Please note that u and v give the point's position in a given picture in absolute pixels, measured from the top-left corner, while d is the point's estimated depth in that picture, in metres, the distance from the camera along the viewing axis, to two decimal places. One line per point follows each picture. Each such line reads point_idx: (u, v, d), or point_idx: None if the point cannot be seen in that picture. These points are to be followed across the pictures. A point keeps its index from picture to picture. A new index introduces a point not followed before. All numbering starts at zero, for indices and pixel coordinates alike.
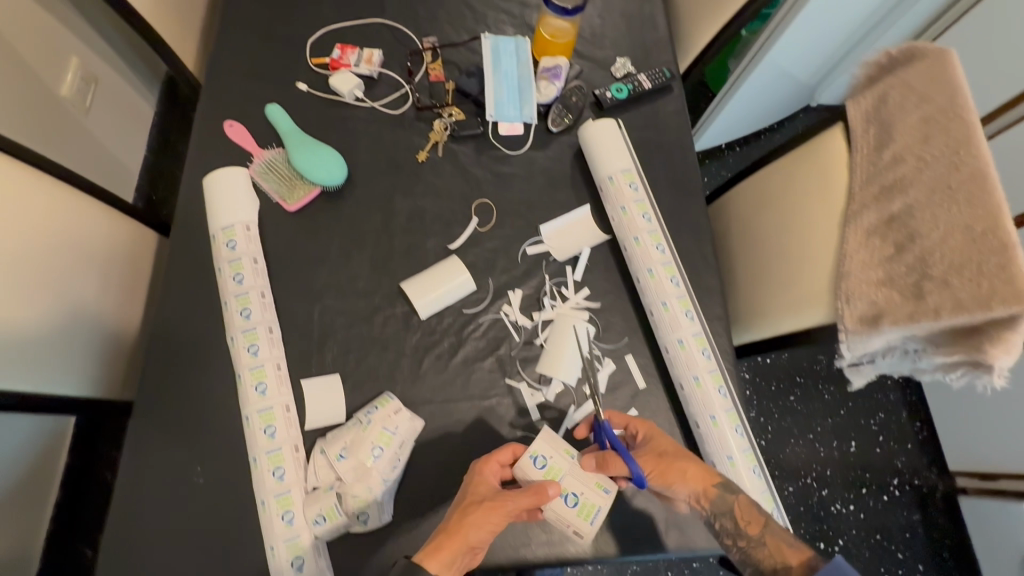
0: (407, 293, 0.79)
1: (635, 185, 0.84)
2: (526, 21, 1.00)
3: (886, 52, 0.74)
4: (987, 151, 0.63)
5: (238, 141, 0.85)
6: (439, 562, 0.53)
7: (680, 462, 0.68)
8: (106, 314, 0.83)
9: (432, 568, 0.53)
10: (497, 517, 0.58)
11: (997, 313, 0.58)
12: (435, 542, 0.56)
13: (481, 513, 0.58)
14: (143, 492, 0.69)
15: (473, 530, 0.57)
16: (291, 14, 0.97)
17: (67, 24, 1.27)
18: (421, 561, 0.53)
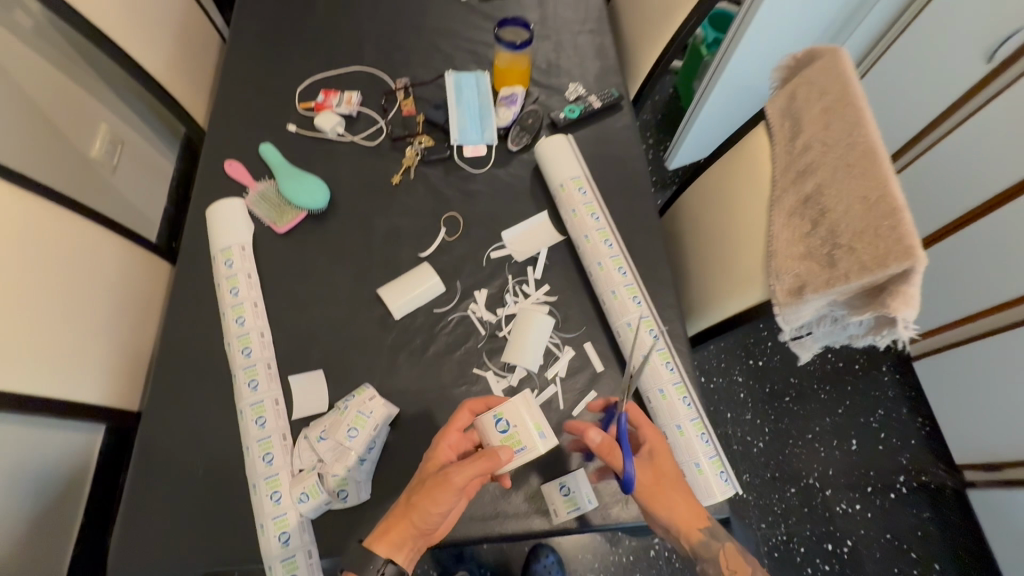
0: (383, 297, 0.89)
1: (584, 190, 0.93)
2: (486, 58, 1.15)
3: (792, 57, 0.85)
4: (875, 130, 0.71)
5: (237, 177, 0.98)
6: (385, 545, 0.61)
7: (670, 494, 0.70)
8: (123, 333, 0.94)
9: (380, 550, 0.61)
10: (443, 496, 0.61)
11: (894, 270, 0.64)
12: (389, 523, 0.63)
13: (425, 493, 0.62)
14: (143, 482, 0.76)
15: (416, 512, 0.62)
16: (283, 70, 1.12)
17: (99, 96, 1.46)
18: (370, 547, 0.61)
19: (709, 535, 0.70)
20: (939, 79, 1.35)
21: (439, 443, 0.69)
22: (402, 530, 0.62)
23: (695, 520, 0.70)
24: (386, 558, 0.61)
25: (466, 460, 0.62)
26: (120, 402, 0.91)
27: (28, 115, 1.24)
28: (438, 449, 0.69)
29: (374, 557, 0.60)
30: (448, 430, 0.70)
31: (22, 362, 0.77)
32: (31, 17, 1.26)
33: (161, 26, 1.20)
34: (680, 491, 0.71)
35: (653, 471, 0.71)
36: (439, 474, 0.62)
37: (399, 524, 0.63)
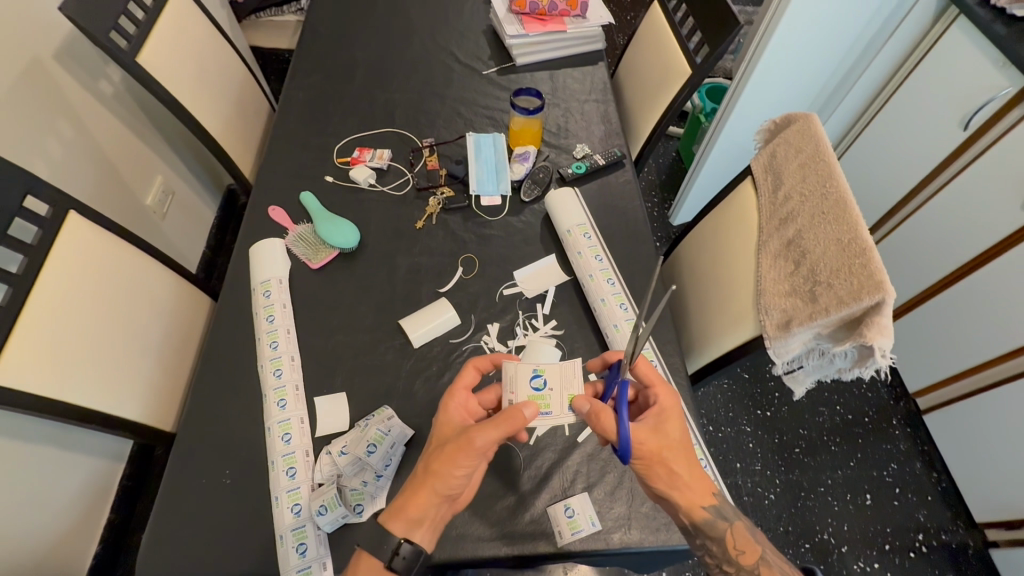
0: (404, 327, 0.97)
1: (589, 235, 1.03)
2: (502, 122, 1.30)
3: (772, 121, 0.97)
4: (845, 182, 0.80)
5: (278, 220, 1.10)
6: (399, 522, 0.65)
7: (672, 465, 0.71)
8: (166, 356, 1.03)
9: (394, 527, 0.65)
10: (466, 459, 0.66)
11: (868, 302, 0.70)
12: (403, 500, 0.67)
13: (447, 459, 0.66)
14: (172, 492, 0.81)
15: (435, 480, 0.66)
16: (324, 130, 1.28)
17: (160, 153, 1.65)
18: (385, 525, 0.65)
19: (714, 513, 0.72)
20: (929, 141, 1.50)
21: (447, 407, 0.73)
22: (418, 505, 0.66)
23: (699, 496, 0.71)
24: (402, 538, 0.65)
25: (485, 424, 0.67)
26: (157, 421, 0.98)
27: (100, 166, 1.41)
28: (447, 413, 0.73)
29: (388, 536, 0.65)
30: (456, 392, 0.74)
31: (72, 375, 0.85)
32: (112, 85, 1.46)
33: (223, 94, 1.38)
34: (683, 463, 0.71)
35: (654, 439, 0.71)
36: (460, 439, 0.67)
37: (414, 500, 0.66)
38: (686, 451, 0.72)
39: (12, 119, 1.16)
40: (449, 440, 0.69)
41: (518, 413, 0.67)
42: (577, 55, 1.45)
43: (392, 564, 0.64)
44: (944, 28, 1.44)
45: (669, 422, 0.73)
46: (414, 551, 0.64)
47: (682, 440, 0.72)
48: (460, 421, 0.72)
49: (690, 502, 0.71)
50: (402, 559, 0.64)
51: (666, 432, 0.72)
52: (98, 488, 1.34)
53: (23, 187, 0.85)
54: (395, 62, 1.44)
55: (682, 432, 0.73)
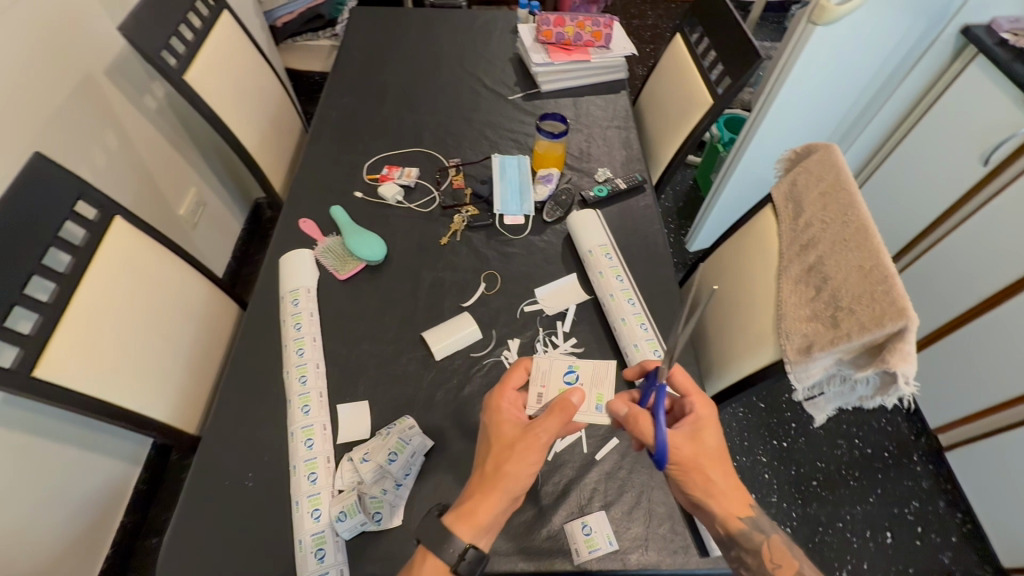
0: (427, 340, 0.99)
1: (610, 255, 1.05)
2: (526, 145, 1.34)
3: (793, 150, 0.99)
4: (866, 210, 0.81)
5: (308, 232, 1.14)
6: (467, 523, 0.64)
7: (708, 472, 0.72)
8: (195, 359, 1.05)
9: (463, 529, 0.64)
10: (533, 454, 0.68)
11: (890, 329, 0.71)
12: (468, 505, 0.66)
13: (516, 458, 0.67)
14: (196, 493, 0.83)
15: (506, 481, 0.66)
16: (355, 148, 1.33)
17: (195, 166, 1.72)
18: (451, 527, 0.64)
19: (750, 525, 0.73)
20: (948, 176, 1.52)
21: (499, 407, 0.73)
22: (488, 509, 0.65)
23: (734, 505, 0.73)
24: (467, 544, 0.64)
25: (545, 416, 0.69)
26: (182, 422, 1.00)
27: (140, 176, 1.47)
28: (500, 412, 0.72)
29: (453, 540, 0.63)
30: (504, 391, 0.74)
31: (107, 372, 0.88)
32: (156, 101, 1.54)
33: (260, 112, 1.45)
34: (719, 471, 0.72)
35: (691, 446, 0.72)
36: (526, 435, 0.68)
37: (483, 503, 0.66)
38: (722, 459, 0.73)
39: (65, 129, 1.22)
40: (511, 439, 0.69)
41: (570, 400, 0.70)
42: (600, 84, 1.50)
43: (457, 568, 0.63)
44: (962, 66, 1.46)
45: (704, 431, 0.74)
46: (478, 556, 0.64)
47: (718, 450, 0.73)
48: (516, 419, 0.72)
49: (725, 511, 0.72)
50: (467, 563, 0.64)
51: (702, 440, 0.73)
52: (115, 491, 1.36)
53: (75, 192, 0.90)
54: (425, 86, 1.50)
55: (718, 441, 0.74)
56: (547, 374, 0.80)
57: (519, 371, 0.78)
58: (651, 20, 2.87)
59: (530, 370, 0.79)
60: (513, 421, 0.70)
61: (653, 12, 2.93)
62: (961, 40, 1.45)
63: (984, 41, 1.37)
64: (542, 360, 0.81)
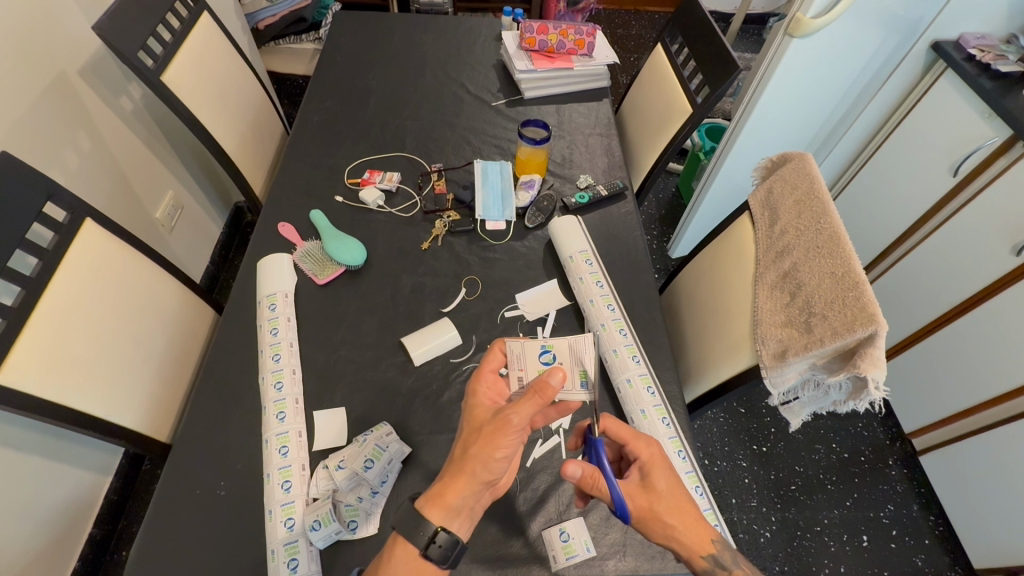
0: (406, 345, 0.98)
1: (590, 262, 1.06)
2: (509, 151, 1.35)
3: (769, 159, 1.01)
4: (838, 219, 0.82)
5: (287, 236, 1.13)
6: (437, 510, 0.65)
7: (666, 519, 0.72)
8: (169, 367, 1.03)
9: (433, 514, 0.65)
10: (505, 438, 0.66)
11: (861, 334, 0.72)
12: (440, 488, 0.67)
13: (484, 439, 0.67)
14: (166, 503, 0.80)
15: (475, 465, 0.66)
16: (336, 152, 1.32)
17: (172, 169, 1.68)
18: (422, 512, 0.66)
19: (713, 563, 0.72)
20: (921, 185, 1.56)
21: (476, 391, 0.75)
22: (456, 492, 0.66)
23: (696, 544, 0.72)
24: (437, 527, 0.65)
25: (520, 400, 0.67)
26: (153, 430, 0.97)
27: (114, 177, 1.44)
28: (477, 396, 0.74)
29: (424, 524, 0.65)
30: (482, 374, 0.76)
31: (76, 379, 0.85)
32: (132, 101, 1.51)
33: (240, 113, 1.43)
34: (676, 513, 0.73)
35: (642, 495, 0.74)
36: (496, 419, 0.67)
37: (453, 487, 0.67)
38: (677, 502, 0.74)
39: (35, 129, 1.19)
40: (481, 422, 0.70)
41: (548, 382, 0.67)
42: (583, 92, 1.51)
43: (428, 552, 0.65)
44: (932, 80, 1.51)
45: (655, 475, 0.75)
46: (450, 540, 0.65)
47: (672, 492, 0.74)
48: (490, 403, 0.73)
49: (690, 551, 0.72)
50: (438, 547, 0.65)
51: (651, 486, 0.74)
52: (82, 502, 1.31)
53: (45, 192, 0.88)
54: (408, 91, 1.50)
55: (669, 481, 0.75)
56: (524, 358, 0.79)
57: (496, 354, 0.80)
58: (635, 30, 2.91)
59: (507, 352, 0.81)
60: (486, 405, 0.72)
61: (638, 22, 2.97)
62: (931, 55, 1.50)
63: (953, 57, 1.41)
64: (517, 343, 0.80)
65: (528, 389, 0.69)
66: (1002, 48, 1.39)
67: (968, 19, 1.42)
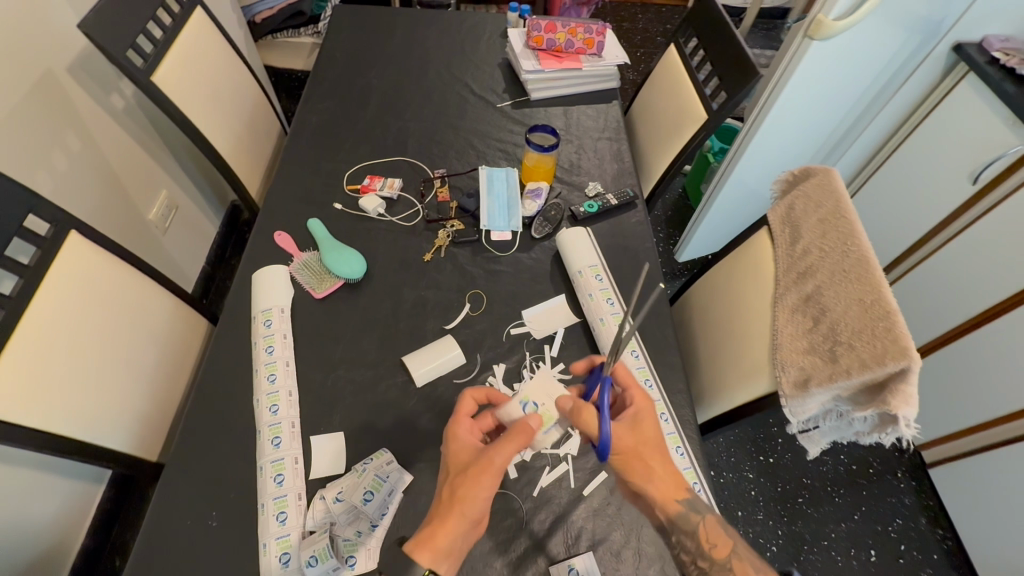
0: (407, 365, 0.94)
1: (600, 277, 1.02)
2: (515, 156, 1.30)
3: (790, 172, 0.96)
4: (867, 242, 0.78)
5: (284, 247, 1.08)
6: (427, 553, 0.62)
7: (649, 458, 0.73)
8: (158, 386, 0.99)
9: (422, 558, 0.61)
10: (490, 479, 0.65)
11: (891, 368, 0.68)
12: (428, 530, 0.64)
13: (470, 480, 0.64)
14: (156, 534, 0.77)
15: (462, 507, 0.64)
16: (335, 155, 1.27)
17: (166, 169, 1.63)
18: (412, 556, 0.62)
19: (687, 506, 0.74)
20: (939, 192, 1.51)
21: (455, 431, 0.70)
22: (445, 535, 0.63)
23: (672, 488, 0.74)
24: (427, 569, 0.61)
25: (501, 440, 0.66)
26: (142, 451, 0.93)
27: (105, 180, 1.39)
28: (456, 437, 0.70)
29: (414, 567, 0.61)
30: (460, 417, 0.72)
31: (58, 404, 0.81)
32: (124, 99, 1.45)
33: (235, 113, 1.37)
34: (658, 457, 0.74)
35: (629, 435, 0.73)
36: (480, 461, 0.65)
37: (441, 528, 0.63)
38: (660, 449, 0.74)
39: (21, 130, 1.14)
40: (466, 464, 0.67)
41: (529, 425, 0.67)
42: (592, 93, 1.46)
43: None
44: (954, 83, 1.45)
45: (645, 422, 0.75)
46: None
47: (658, 437, 0.74)
48: (474, 441, 0.70)
49: (663, 496, 0.73)
50: None
51: (641, 428, 0.74)
52: (72, 514, 1.27)
53: (26, 205, 0.83)
54: (410, 90, 1.44)
55: (658, 430, 0.75)
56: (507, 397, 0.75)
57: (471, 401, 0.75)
58: (642, 24, 2.84)
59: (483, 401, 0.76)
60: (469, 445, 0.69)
61: (645, 15, 2.90)
62: (952, 56, 1.44)
63: (975, 60, 1.35)
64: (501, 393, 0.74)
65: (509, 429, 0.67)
66: None
67: (991, 19, 1.36)
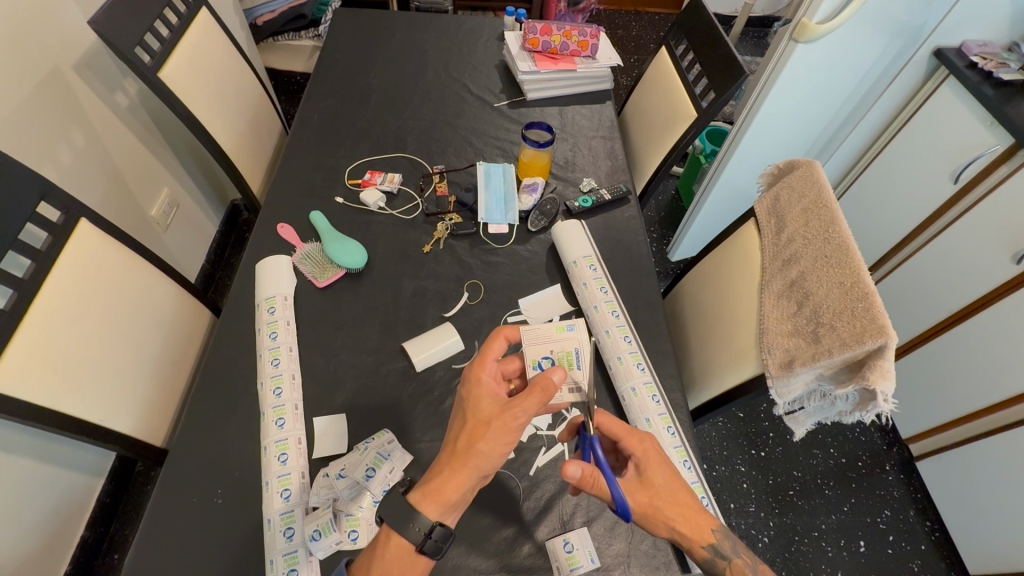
0: (408, 350, 0.96)
1: (594, 267, 1.05)
2: (512, 153, 1.34)
3: (776, 165, 1.01)
4: (847, 229, 0.82)
5: (286, 238, 1.11)
6: (435, 507, 0.63)
7: (667, 514, 0.72)
8: (164, 372, 1.01)
9: (432, 510, 0.63)
10: (509, 434, 0.65)
11: (870, 345, 0.72)
12: (437, 482, 0.65)
13: (493, 437, 0.65)
14: (162, 512, 0.79)
15: (477, 462, 0.65)
16: (336, 152, 1.30)
17: (168, 167, 1.66)
18: (420, 509, 0.64)
19: (713, 553, 0.73)
20: (923, 190, 1.55)
21: (480, 378, 0.69)
22: (456, 489, 0.64)
23: (696, 535, 0.72)
24: (434, 522, 0.64)
25: (524, 396, 0.66)
26: (148, 435, 0.96)
27: (108, 175, 1.41)
28: (480, 385, 0.69)
29: (419, 517, 0.63)
30: (485, 363, 0.70)
31: (68, 386, 0.83)
32: (128, 97, 1.48)
33: (238, 111, 1.41)
34: (674, 505, 0.73)
35: (641, 492, 0.72)
36: (504, 417, 0.65)
37: (451, 483, 0.65)
38: (676, 495, 0.73)
39: (30, 125, 1.17)
40: (489, 416, 0.66)
41: (551, 380, 0.67)
42: (587, 94, 1.50)
43: (423, 547, 0.63)
44: (934, 86, 1.50)
45: (653, 471, 0.73)
46: (444, 534, 0.64)
47: (671, 485, 0.73)
48: (494, 389, 0.69)
49: (690, 542, 0.72)
50: (432, 541, 0.63)
51: (649, 481, 0.73)
52: (73, 506, 1.28)
53: (38, 191, 0.86)
54: (409, 90, 1.48)
55: (668, 476, 0.74)
56: (533, 339, 0.79)
57: (497, 343, 0.74)
58: (635, 31, 2.90)
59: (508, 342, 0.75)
60: (492, 398, 0.67)
61: (638, 23, 2.96)
62: (933, 61, 1.50)
63: (955, 64, 1.41)
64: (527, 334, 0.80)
65: (530, 384, 0.68)
66: (1005, 56, 1.39)
67: (970, 25, 1.42)
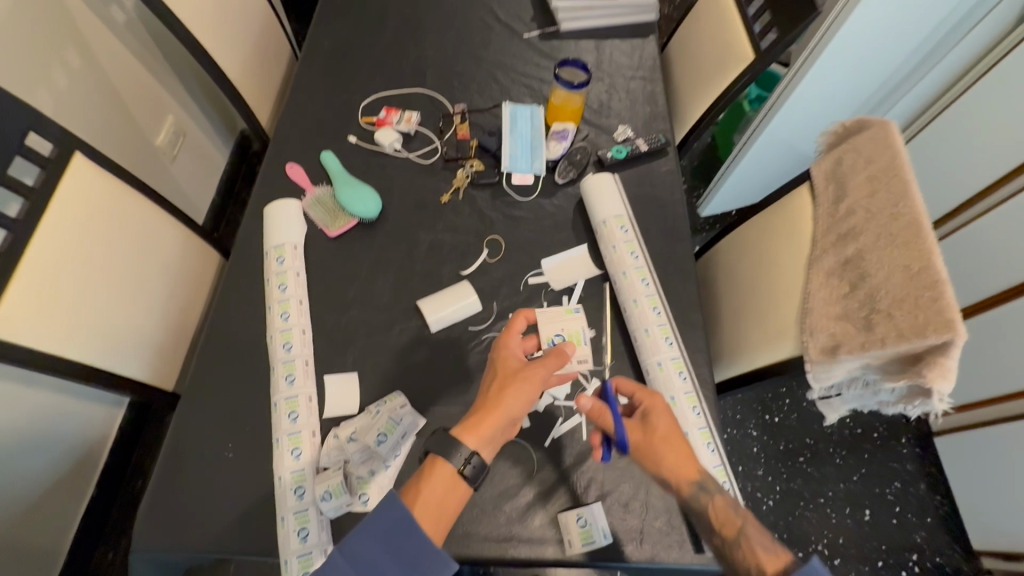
0: (422, 309, 0.92)
1: (625, 228, 0.97)
2: (542, 94, 1.21)
3: (842, 124, 0.89)
4: (921, 205, 0.73)
5: (296, 180, 1.03)
6: (476, 438, 0.64)
7: (665, 450, 0.71)
8: (169, 319, 0.98)
9: (471, 440, 0.63)
10: (533, 388, 0.67)
11: (932, 339, 0.66)
12: (474, 418, 0.65)
13: (523, 386, 0.67)
14: (174, 462, 0.79)
15: (508, 407, 0.65)
16: (350, 85, 1.19)
17: (173, 92, 1.56)
18: (459, 438, 0.63)
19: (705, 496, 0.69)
20: None
21: (506, 341, 0.72)
22: (490, 425, 0.65)
23: (688, 473, 0.70)
24: (471, 451, 0.63)
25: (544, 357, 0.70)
26: (152, 380, 0.94)
27: (107, 99, 1.32)
28: (506, 346, 0.71)
29: (459, 445, 0.63)
30: (510, 331, 0.73)
31: (70, 329, 0.81)
32: (124, 12, 1.36)
33: (242, 33, 1.28)
34: (671, 444, 0.71)
35: (641, 430, 0.73)
36: (529, 373, 0.68)
37: (487, 420, 0.65)
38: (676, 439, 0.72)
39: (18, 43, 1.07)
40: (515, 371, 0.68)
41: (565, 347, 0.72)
42: (628, 26, 1.34)
43: (465, 470, 0.63)
44: None
45: (657, 414, 0.74)
46: (480, 464, 0.63)
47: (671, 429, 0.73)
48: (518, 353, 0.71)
49: (681, 482, 0.70)
50: (472, 468, 0.63)
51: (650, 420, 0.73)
52: (95, 439, 1.30)
53: (26, 122, 0.79)
54: (430, 14, 1.33)
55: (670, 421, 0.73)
56: (546, 320, 0.81)
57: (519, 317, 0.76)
58: None
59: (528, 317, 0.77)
60: (517, 356, 0.70)
61: None
62: None
63: None
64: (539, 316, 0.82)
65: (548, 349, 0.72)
66: None
67: None
